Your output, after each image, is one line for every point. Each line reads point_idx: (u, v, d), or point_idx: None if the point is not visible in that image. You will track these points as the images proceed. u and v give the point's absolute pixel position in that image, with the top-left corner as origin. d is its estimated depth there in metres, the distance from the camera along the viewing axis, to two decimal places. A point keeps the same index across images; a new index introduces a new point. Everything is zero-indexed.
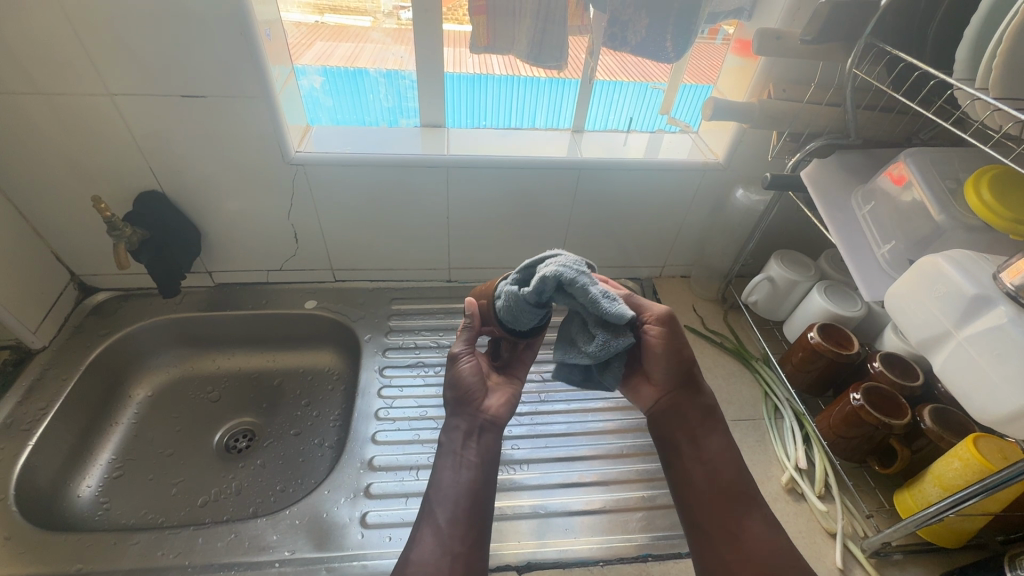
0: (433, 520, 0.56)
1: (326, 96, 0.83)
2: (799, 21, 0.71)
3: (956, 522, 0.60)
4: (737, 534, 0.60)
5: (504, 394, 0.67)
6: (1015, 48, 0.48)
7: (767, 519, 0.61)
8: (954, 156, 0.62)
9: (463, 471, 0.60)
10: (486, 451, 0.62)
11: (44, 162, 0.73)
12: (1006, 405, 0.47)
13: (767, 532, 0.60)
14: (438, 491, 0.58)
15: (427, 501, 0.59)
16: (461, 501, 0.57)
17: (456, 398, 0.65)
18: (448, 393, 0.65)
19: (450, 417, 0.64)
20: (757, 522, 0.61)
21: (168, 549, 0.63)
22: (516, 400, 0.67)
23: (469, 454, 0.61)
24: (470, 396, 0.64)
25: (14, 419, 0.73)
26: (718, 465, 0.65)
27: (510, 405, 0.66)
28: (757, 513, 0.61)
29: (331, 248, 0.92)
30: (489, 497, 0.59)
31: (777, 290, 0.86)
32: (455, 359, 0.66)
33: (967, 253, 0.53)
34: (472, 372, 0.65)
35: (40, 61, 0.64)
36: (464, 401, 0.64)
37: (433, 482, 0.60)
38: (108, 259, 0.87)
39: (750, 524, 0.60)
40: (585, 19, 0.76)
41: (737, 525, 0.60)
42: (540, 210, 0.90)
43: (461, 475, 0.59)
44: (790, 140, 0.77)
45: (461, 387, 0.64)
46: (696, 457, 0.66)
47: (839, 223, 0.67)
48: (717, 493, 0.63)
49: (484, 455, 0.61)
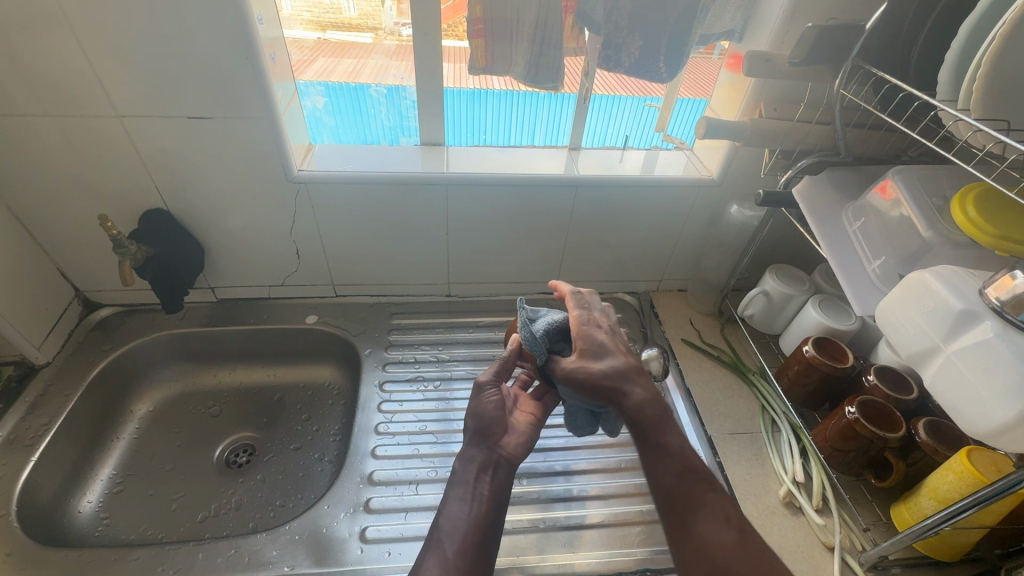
0: (441, 549, 0.56)
1: (328, 115, 0.85)
2: (789, 42, 0.73)
3: (952, 535, 0.61)
4: (692, 532, 0.51)
5: (523, 433, 0.68)
6: (993, 73, 0.50)
7: (722, 512, 0.51)
8: (940, 175, 0.64)
9: (475, 505, 0.60)
10: (498, 486, 0.63)
11: (52, 182, 0.75)
12: (994, 418, 0.48)
13: (720, 525, 0.50)
14: (448, 524, 0.59)
15: (434, 531, 0.59)
16: (470, 534, 0.58)
17: (478, 428, 0.66)
18: (471, 421, 0.66)
19: (466, 447, 0.65)
20: (714, 521, 0.51)
21: (168, 565, 0.63)
22: (532, 442, 0.68)
23: (482, 488, 0.62)
24: (492, 428, 0.65)
25: (16, 435, 0.73)
26: (672, 461, 0.53)
27: (525, 445, 0.67)
28: (711, 501, 0.52)
29: (332, 264, 0.93)
30: (495, 534, 0.60)
31: (772, 303, 0.87)
32: (481, 390, 0.67)
33: (953, 269, 0.55)
34: (495, 405, 0.67)
35: (50, 83, 0.65)
36: (485, 433, 0.65)
37: (441, 514, 0.60)
38: (112, 276, 0.88)
39: (703, 521, 0.51)
40: (581, 41, 0.78)
41: (685, 524, 0.51)
42: (538, 225, 0.92)
43: (472, 507, 0.60)
44: (782, 157, 0.78)
45: (484, 419, 0.66)
46: (659, 454, 0.54)
47: (830, 239, 0.68)
48: (666, 492, 0.53)
49: (497, 490, 0.62)
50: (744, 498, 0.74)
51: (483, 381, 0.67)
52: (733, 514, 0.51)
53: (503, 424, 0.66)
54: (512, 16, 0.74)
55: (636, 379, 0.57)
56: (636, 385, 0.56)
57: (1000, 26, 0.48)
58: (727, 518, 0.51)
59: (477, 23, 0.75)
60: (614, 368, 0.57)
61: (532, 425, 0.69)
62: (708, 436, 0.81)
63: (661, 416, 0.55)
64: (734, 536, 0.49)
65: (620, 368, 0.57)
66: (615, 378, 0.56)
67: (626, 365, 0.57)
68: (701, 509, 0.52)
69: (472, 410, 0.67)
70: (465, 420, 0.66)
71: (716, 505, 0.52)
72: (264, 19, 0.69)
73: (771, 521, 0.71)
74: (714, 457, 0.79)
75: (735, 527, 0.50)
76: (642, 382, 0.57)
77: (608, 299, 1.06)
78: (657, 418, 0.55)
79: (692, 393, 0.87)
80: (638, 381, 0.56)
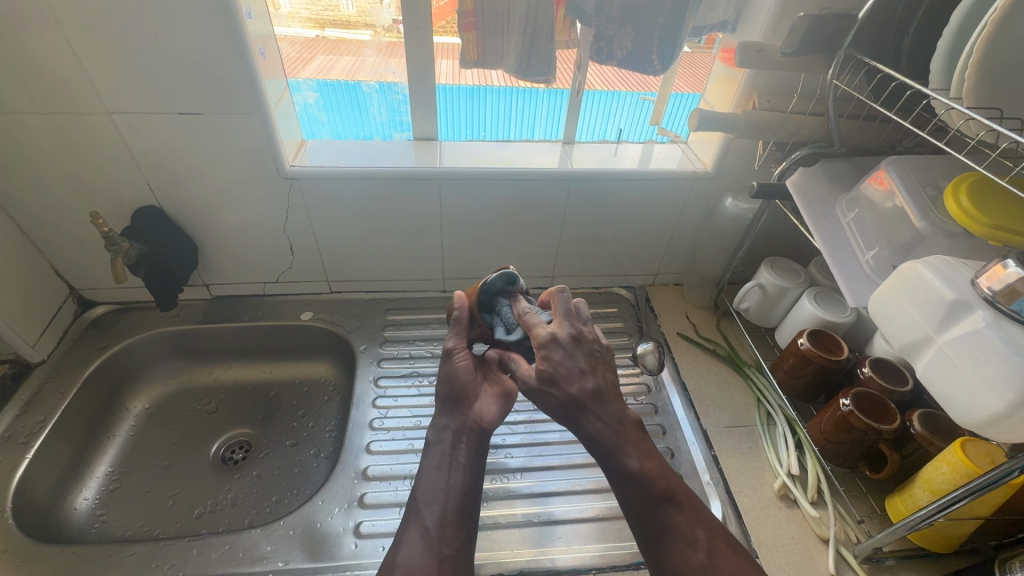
0: (420, 520, 0.57)
1: (321, 111, 0.85)
2: (781, 33, 0.72)
3: (946, 526, 0.61)
4: (661, 559, 0.51)
5: (497, 401, 0.67)
6: (983, 61, 0.50)
7: (688, 532, 0.51)
8: (933, 165, 0.64)
9: (453, 472, 0.60)
10: (475, 452, 0.63)
11: (43, 179, 0.75)
12: (987, 409, 0.47)
13: (686, 549, 0.51)
14: (426, 494, 0.59)
15: (413, 503, 0.59)
16: (450, 504, 0.58)
17: (449, 395, 0.65)
18: (442, 387, 0.66)
19: (440, 417, 0.65)
20: (680, 543, 0.51)
21: (163, 560, 0.64)
22: (506, 411, 0.66)
23: (459, 455, 0.62)
24: (462, 394, 0.65)
25: (11, 432, 0.74)
26: (636, 489, 0.54)
27: (499, 412, 0.66)
28: (678, 524, 0.52)
29: (327, 260, 0.93)
30: (476, 501, 0.60)
31: (767, 296, 0.87)
32: (449, 355, 0.67)
33: (946, 259, 0.54)
34: (466, 369, 0.66)
35: (38, 80, 0.65)
36: (457, 399, 0.65)
37: (419, 486, 0.60)
38: (107, 273, 0.88)
39: (671, 550, 0.51)
40: (572, 34, 0.78)
41: (658, 551, 0.52)
42: (534, 220, 0.91)
43: (451, 476, 0.60)
44: (775, 149, 0.78)
45: (454, 384, 0.65)
46: (623, 481, 0.54)
47: (823, 230, 0.68)
48: (640, 519, 0.53)
49: (473, 456, 0.62)
50: (739, 491, 0.74)
51: (449, 347, 0.67)
52: (697, 530, 0.52)
53: (475, 390, 0.66)
54: (502, 10, 0.74)
55: (591, 405, 0.55)
56: (595, 414, 0.55)
57: (991, 13, 0.47)
58: (696, 540, 0.51)
59: (468, 16, 0.74)
60: (571, 396, 0.55)
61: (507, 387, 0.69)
62: (704, 430, 0.81)
63: (619, 443, 0.55)
64: (701, 558, 0.50)
65: (571, 401, 0.55)
66: (571, 411, 0.55)
67: (585, 393, 0.55)
68: (670, 536, 0.52)
69: (441, 376, 0.67)
70: (436, 386, 0.66)
71: (683, 526, 0.52)
72: (254, 14, 0.68)
73: (766, 514, 0.71)
74: (709, 451, 0.79)
75: (703, 548, 0.50)
76: (607, 407, 0.56)
77: (603, 294, 1.05)
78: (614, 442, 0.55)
79: (687, 387, 0.87)
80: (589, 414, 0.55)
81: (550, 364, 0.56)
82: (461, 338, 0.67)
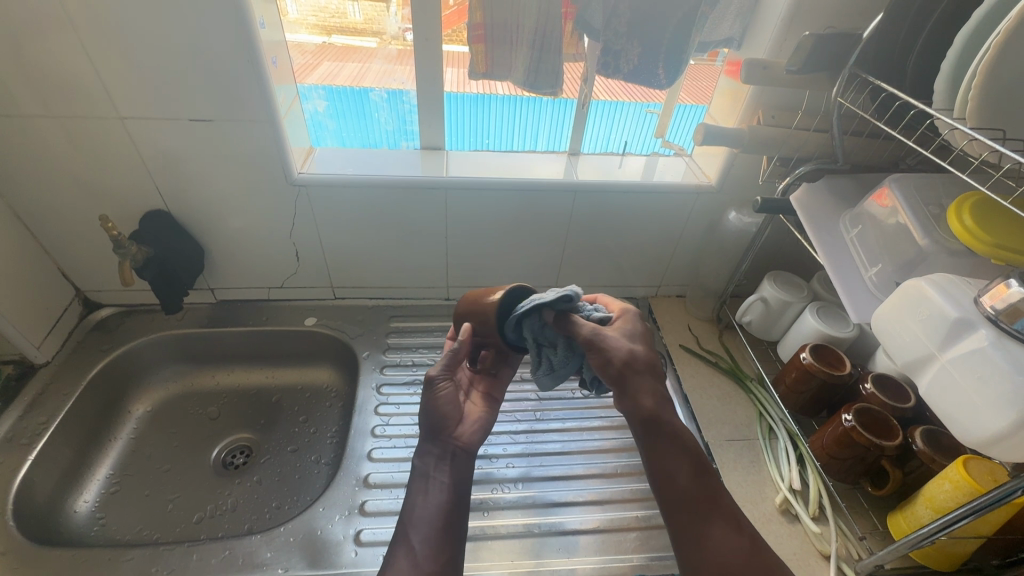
0: (408, 543, 0.55)
1: (329, 119, 0.86)
2: (787, 51, 0.74)
3: (948, 544, 0.61)
4: (701, 531, 0.51)
5: (476, 421, 0.67)
6: (986, 83, 0.51)
7: (733, 517, 0.52)
8: (936, 183, 0.64)
9: (438, 493, 0.59)
10: (459, 473, 0.61)
11: (55, 182, 0.75)
12: (991, 428, 0.47)
13: (733, 531, 0.51)
14: (413, 515, 0.57)
15: (401, 524, 0.57)
16: (437, 522, 0.57)
17: (431, 424, 0.64)
18: (424, 420, 0.64)
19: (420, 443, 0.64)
20: (725, 524, 0.52)
21: (162, 565, 0.63)
22: (489, 427, 0.67)
23: (442, 475, 0.61)
24: (444, 422, 0.64)
25: (14, 433, 0.74)
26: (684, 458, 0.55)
27: (482, 431, 0.67)
28: (724, 505, 0.53)
29: (332, 266, 0.94)
30: (462, 516, 0.59)
31: (770, 310, 0.87)
32: (432, 386, 0.65)
33: (949, 277, 0.55)
34: (447, 401, 0.65)
35: (53, 85, 0.66)
36: (438, 428, 0.64)
37: (407, 506, 0.59)
38: (113, 276, 0.89)
39: (716, 528, 0.51)
40: (580, 48, 0.79)
41: (697, 527, 0.52)
42: (538, 230, 0.92)
43: (434, 497, 0.59)
44: (780, 164, 0.79)
45: (437, 414, 0.64)
46: (671, 455, 0.55)
47: (827, 246, 0.68)
48: (681, 492, 0.54)
49: (457, 478, 0.61)
50: (740, 505, 0.73)
51: (432, 378, 0.65)
52: (740, 518, 0.52)
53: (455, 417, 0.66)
54: (511, 22, 0.74)
55: (655, 381, 0.57)
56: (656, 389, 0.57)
57: (995, 36, 0.48)
58: (738, 525, 0.52)
59: (477, 28, 0.74)
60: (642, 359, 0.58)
61: (484, 410, 0.69)
62: (705, 443, 0.81)
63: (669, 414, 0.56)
64: (746, 545, 0.50)
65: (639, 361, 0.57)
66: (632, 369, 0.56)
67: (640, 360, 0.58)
68: (716, 512, 0.52)
69: (424, 409, 0.64)
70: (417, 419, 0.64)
71: (728, 509, 0.53)
72: (266, 23, 0.69)
73: (767, 529, 0.71)
74: (711, 464, 0.78)
75: (746, 535, 0.51)
76: (650, 382, 0.57)
77: None
78: (670, 415, 0.57)
79: (689, 399, 0.87)
80: (653, 381, 0.57)
81: (632, 332, 0.60)
82: (446, 369, 0.65)
